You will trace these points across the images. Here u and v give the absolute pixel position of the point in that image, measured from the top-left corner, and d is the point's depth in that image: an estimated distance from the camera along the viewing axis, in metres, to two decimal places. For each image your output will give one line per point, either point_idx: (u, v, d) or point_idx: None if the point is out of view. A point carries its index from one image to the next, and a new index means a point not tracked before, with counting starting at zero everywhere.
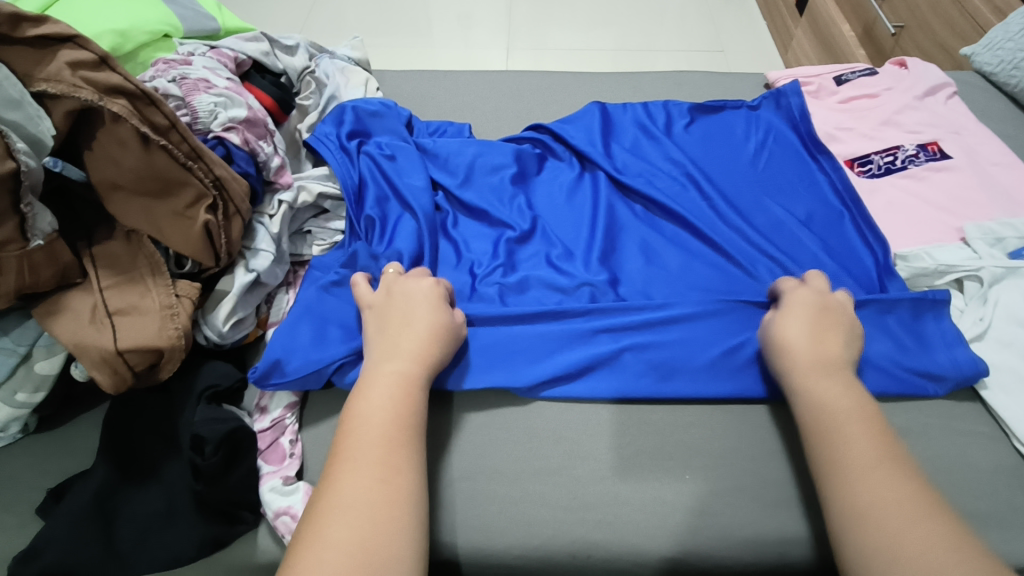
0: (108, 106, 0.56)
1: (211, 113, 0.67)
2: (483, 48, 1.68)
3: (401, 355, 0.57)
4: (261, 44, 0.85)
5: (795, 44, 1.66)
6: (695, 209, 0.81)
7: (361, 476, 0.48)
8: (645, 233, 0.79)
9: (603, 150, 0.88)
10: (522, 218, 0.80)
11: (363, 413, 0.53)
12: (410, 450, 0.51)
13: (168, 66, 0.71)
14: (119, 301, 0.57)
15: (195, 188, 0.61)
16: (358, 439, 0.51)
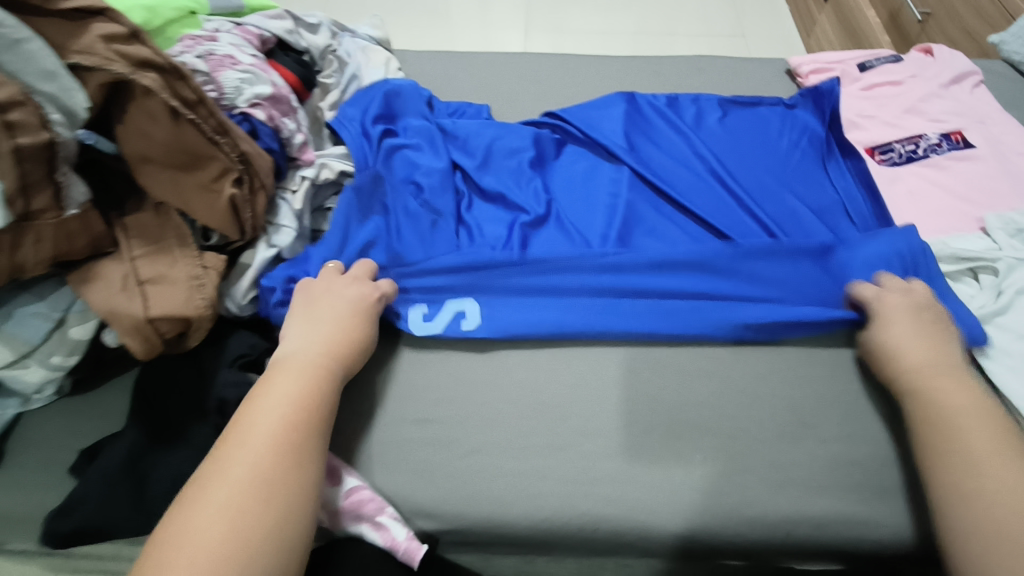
0: (139, 79, 0.57)
1: (238, 90, 0.69)
2: (501, 31, 1.67)
3: (316, 344, 0.60)
4: (285, 22, 0.85)
5: (819, 30, 1.64)
6: (714, 203, 0.81)
7: (237, 470, 0.50)
8: (660, 223, 0.80)
9: (627, 143, 0.87)
10: (538, 201, 0.80)
11: (254, 404, 0.55)
12: (304, 447, 0.53)
13: (194, 42, 0.72)
14: (149, 271, 0.59)
15: (222, 162, 0.63)
16: (243, 428, 0.53)
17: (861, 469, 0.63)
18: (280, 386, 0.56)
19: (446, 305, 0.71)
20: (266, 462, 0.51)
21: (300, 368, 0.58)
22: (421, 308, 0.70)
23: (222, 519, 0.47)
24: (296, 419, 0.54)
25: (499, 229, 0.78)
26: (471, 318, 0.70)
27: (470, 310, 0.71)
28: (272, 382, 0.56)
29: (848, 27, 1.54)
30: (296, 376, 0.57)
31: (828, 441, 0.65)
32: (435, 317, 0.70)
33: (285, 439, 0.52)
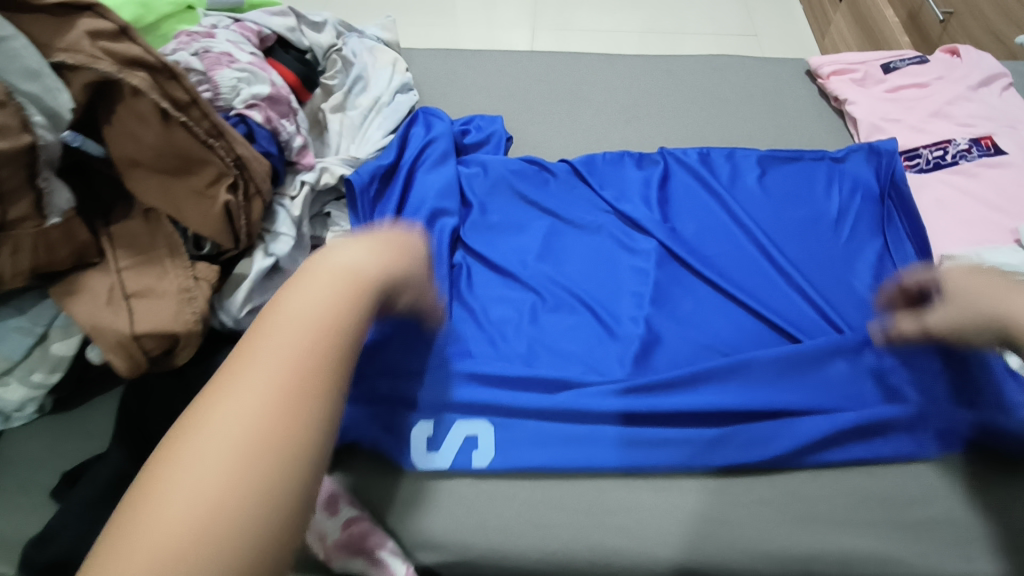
0: (128, 79, 0.53)
1: (234, 90, 0.65)
2: (507, 29, 1.63)
3: (353, 253, 0.45)
4: (288, 19, 0.82)
5: (834, 30, 1.60)
6: (750, 275, 0.75)
7: (248, 390, 0.36)
8: (687, 301, 0.74)
9: (657, 215, 0.82)
10: (550, 282, 0.75)
11: (273, 311, 0.40)
12: (337, 371, 0.39)
13: (190, 39, 0.69)
14: (136, 283, 0.55)
15: (216, 167, 0.59)
16: (255, 338, 0.38)
17: (889, 502, 0.60)
18: (309, 293, 0.41)
19: (453, 428, 0.62)
20: (280, 384, 0.36)
21: (333, 275, 0.42)
22: (424, 433, 0.62)
23: (222, 459, 0.33)
24: (327, 330, 0.39)
25: (510, 312, 0.73)
26: (483, 450, 0.62)
27: (482, 438, 0.62)
28: (296, 287, 0.42)
29: (866, 28, 1.50)
30: (333, 284, 0.42)
31: (853, 470, 0.61)
32: (440, 446, 0.61)
33: (313, 364, 0.38)
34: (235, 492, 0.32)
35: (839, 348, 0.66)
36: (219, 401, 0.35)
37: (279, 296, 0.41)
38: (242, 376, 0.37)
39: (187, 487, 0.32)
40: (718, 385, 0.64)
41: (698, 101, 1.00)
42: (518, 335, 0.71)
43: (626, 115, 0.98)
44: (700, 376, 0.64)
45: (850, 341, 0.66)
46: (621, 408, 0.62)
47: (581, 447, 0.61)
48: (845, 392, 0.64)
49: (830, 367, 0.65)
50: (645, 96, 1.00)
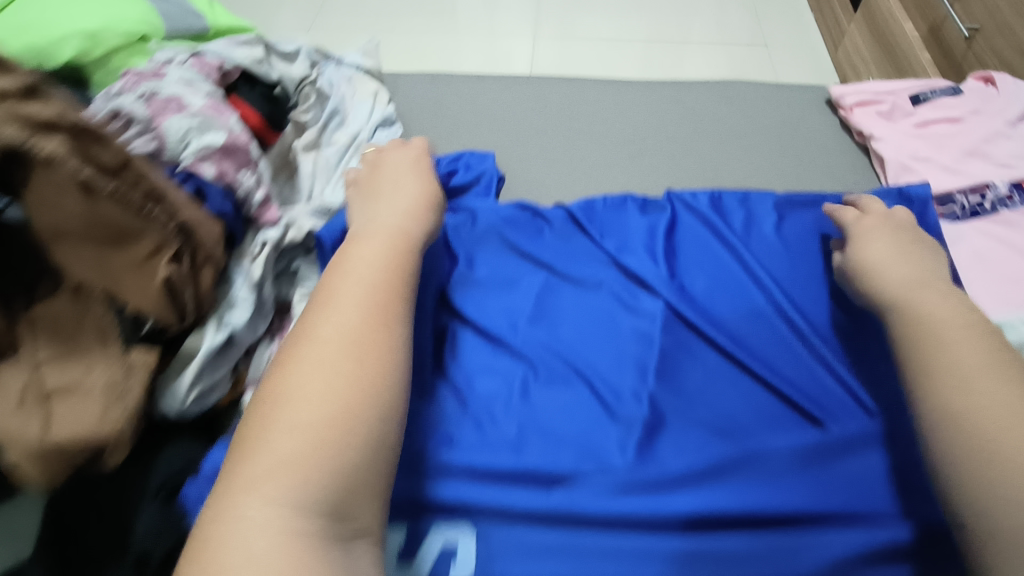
0: (41, 144, 0.45)
1: (181, 141, 0.59)
2: (507, 38, 1.53)
3: (396, 213, 0.58)
4: (255, 50, 0.75)
5: (848, 41, 1.49)
6: (769, 342, 0.67)
7: (337, 324, 0.46)
8: (696, 373, 0.65)
9: (663, 270, 0.73)
10: (542, 351, 0.67)
11: (341, 266, 0.51)
12: (403, 309, 0.49)
13: (138, 79, 0.63)
14: (57, 379, 0.47)
15: (154, 236, 0.52)
16: (331, 290, 0.48)
17: None
18: (369, 249, 0.52)
19: (433, 532, 0.55)
20: (358, 322, 0.46)
21: (388, 231, 0.55)
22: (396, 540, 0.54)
23: (330, 382, 0.43)
24: (393, 274, 0.51)
25: (499, 387, 0.65)
26: (464, 562, 0.53)
27: (464, 546, 0.54)
28: (359, 245, 0.53)
29: (884, 41, 1.39)
30: (387, 239, 0.54)
31: None
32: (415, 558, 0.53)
33: (377, 314, 0.47)
34: (354, 400, 0.42)
35: (862, 438, 0.59)
36: (317, 332, 0.45)
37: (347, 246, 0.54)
38: (333, 313, 0.47)
39: (303, 405, 0.41)
40: (732, 482, 0.56)
41: (708, 134, 0.91)
42: (508, 416, 0.63)
43: (629, 150, 0.89)
44: (712, 472, 0.57)
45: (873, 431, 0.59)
46: (621, 511, 0.55)
47: (578, 560, 0.53)
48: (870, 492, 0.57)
49: (856, 461, 0.58)
50: (649, 127, 0.92)
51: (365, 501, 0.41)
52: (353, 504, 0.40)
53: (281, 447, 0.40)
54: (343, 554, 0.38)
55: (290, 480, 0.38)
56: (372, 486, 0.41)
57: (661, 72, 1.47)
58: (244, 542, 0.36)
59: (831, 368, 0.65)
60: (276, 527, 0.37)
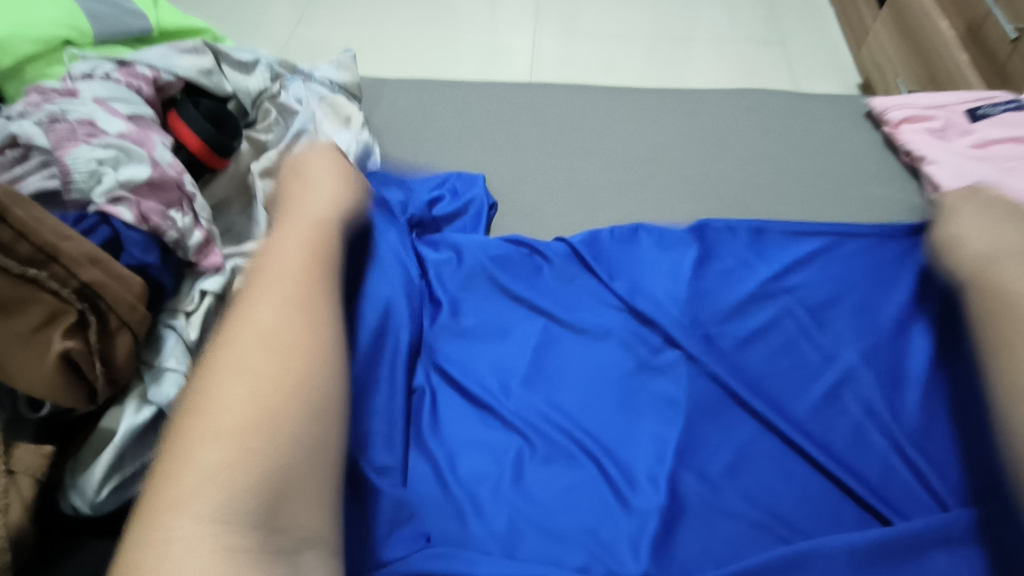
0: None
1: (92, 176, 0.50)
2: (507, 33, 1.41)
3: (319, 198, 0.54)
4: (201, 59, 0.65)
5: (872, 39, 1.32)
6: (815, 407, 0.56)
7: (263, 307, 0.40)
8: (731, 449, 0.54)
9: (689, 316, 0.62)
10: (545, 420, 0.56)
11: (263, 253, 0.46)
12: (329, 285, 0.44)
13: (44, 99, 0.55)
14: None
15: (48, 304, 0.43)
16: (255, 275, 0.43)
17: None
18: (291, 233, 0.48)
19: None
20: (284, 301, 0.41)
21: (309, 215, 0.51)
22: None
23: (261, 367, 0.37)
24: (318, 253, 0.46)
25: (487, 466, 0.53)
26: None
27: None
28: (280, 232, 0.48)
29: (909, 33, 1.21)
30: (308, 223, 0.50)
31: None
32: None
33: (303, 291, 0.42)
34: (293, 379, 0.37)
35: (942, 534, 0.46)
36: (241, 320, 0.39)
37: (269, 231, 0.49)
38: (258, 295, 0.41)
39: (225, 406, 0.35)
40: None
41: (730, 152, 0.80)
42: (493, 507, 0.51)
43: (641, 172, 0.78)
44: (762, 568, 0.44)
45: (955, 526, 0.46)
46: None
47: None
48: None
49: (944, 559, 0.45)
50: (660, 144, 0.81)
51: (310, 499, 0.34)
52: (299, 505, 0.34)
53: (203, 456, 0.33)
54: (290, 571, 0.31)
55: (219, 491, 0.31)
56: (318, 483, 0.35)
57: (668, 73, 1.34)
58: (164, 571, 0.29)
59: (898, 445, 0.53)
60: (206, 545, 0.30)
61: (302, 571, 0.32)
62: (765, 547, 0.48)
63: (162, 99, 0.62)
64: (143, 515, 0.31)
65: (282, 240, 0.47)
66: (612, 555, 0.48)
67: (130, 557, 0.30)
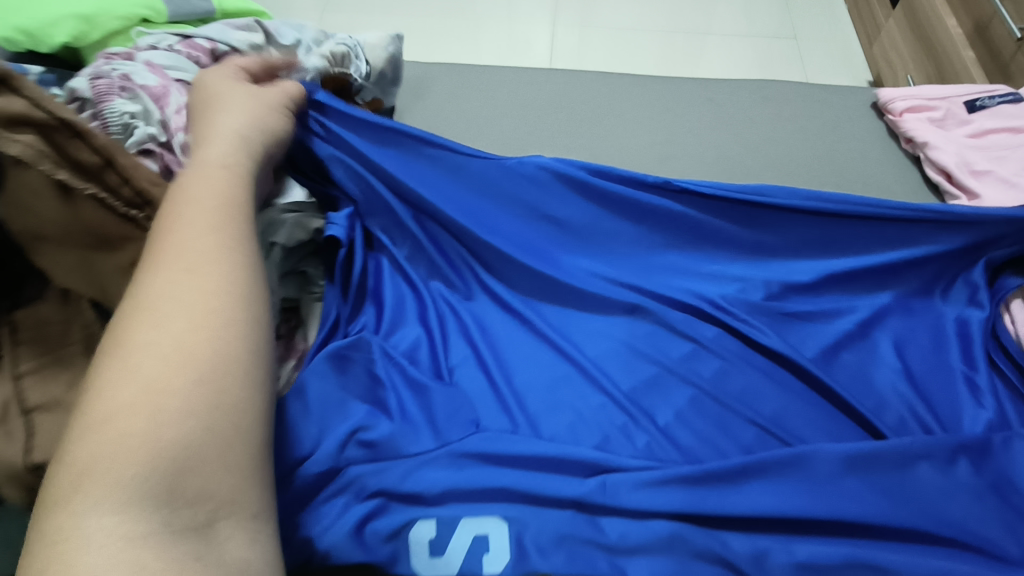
0: (6, 148, 0.43)
1: (125, 128, 0.57)
2: (526, 23, 1.47)
3: (224, 142, 0.52)
4: (253, 35, 0.72)
5: (884, 36, 1.37)
6: (813, 339, 0.65)
7: (167, 273, 0.40)
8: (746, 372, 0.61)
9: (709, 270, 0.70)
10: (585, 344, 0.65)
11: (166, 212, 0.45)
12: (230, 240, 0.44)
13: (106, 62, 0.62)
14: (40, 394, 0.43)
15: (145, 243, 0.49)
16: (161, 240, 0.43)
17: None
18: (196, 189, 0.47)
19: (460, 526, 0.52)
20: (191, 270, 0.41)
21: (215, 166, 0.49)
22: (427, 533, 0.51)
23: (169, 335, 0.37)
24: (220, 212, 0.46)
25: (537, 378, 0.62)
26: (496, 554, 0.51)
27: (495, 537, 0.51)
28: (181, 190, 0.47)
29: (919, 32, 1.26)
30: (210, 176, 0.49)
31: None
32: (445, 550, 0.51)
33: (208, 255, 0.42)
34: (205, 344, 0.38)
35: (928, 451, 0.55)
36: (147, 288, 0.40)
37: (176, 192, 0.46)
38: (162, 262, 0.41)
39: (126, 395, 0.35)
40: (771, 481, 0.54)
41: (742, 137, 0.85)
42: (542, 412, 0.59)
43: (659, 154, 0.84)
44: (752, 469, 0.54)
45: (940, 447, 0.55)
46: (652, 507, 0.53)
47: (610, 554, 0.51)
48: (934, 512, 0.53)
49: (907, 471, 0.55)
50: (676, 127, 0.87)
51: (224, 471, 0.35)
52: (208, 477, 0.34)
53: (107, 448, 0.33)
54: (206, 539, 0.32)
55: (121, 480, 0.32)
56: (229, 456, 0.35)
57: (682, 64, 1.40)
58: (78, 556, 0.30)
59: (882, 375, 0.62)
60: (116, 525, 0.31)
61: (217, 539, 0.33)
62: (770, 447, 0.57)
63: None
64: (48, 508, 0.31)
65: (189, 198, 0.46)
66: (636, 450, 0.57)
67: (41, 546, 0.30)
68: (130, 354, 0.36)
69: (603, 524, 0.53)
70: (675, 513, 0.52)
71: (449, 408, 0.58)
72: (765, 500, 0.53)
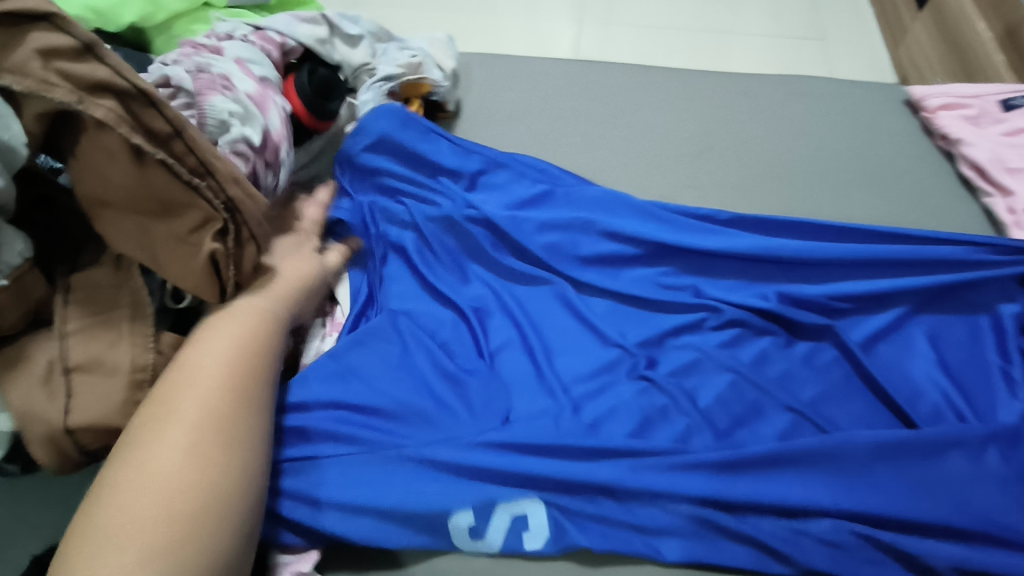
0: (89, 111, 0.44)
1: (222, 125, 0.59)
2: (547, 18, 1.47)
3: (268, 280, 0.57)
4: (318, 29, 0.76)
5: (909, 39, 1.36)
6: (856, 322, 0.65)
7: (184, 398, 0.47)
8: (792, 362, 0.62)
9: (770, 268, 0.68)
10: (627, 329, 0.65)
11: (202, 336, 0.51)
12: (254, 394, 0.50)
13: (194, 52, 0.65)
14: (81, 355, 0.48)
15: (201, 211, 0.50)
16: (187, 379, 0.48)
17: None
18: (234, 321, 0.53)
19: (500, 509, 0.53)
20: (177, 396, 0.47)
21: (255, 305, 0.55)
22: (466, 520, 0.53)
23: (178, 458, 0.44)
24: (248, 364, 0.51)
25: (578, 362, 0.63)
26: (536, 532, 0.53)
27: (534, 517, 0.54)
28: (222, 316, 0.53)
29: (949, 35, 1.25)
30: (251, 303, 0.55)
31: None
32: (485, 534, 0.53)
33: (223, 392, 0.48)
34: (202, 492, 0.44)
35: (959, 441, 0.56)
36: (160, 401, 0.47)
37: (217, 318, 0.53)
38: (180, 395, 0.47)
39: (157, 493, 0.43)
40: (804, 470, 0.54)
41: (772, 132, 0.86)
42: (583, 394, 0.60)
43: (690, 145, 0.85)
44: (790, 457, 0.55)
45: (971, 435, 0.56)
46: (687, 490, 0.53)
47: (643, 534, 0.53)
48: (961, 502, 0.53)
49: (940, 461, 0.55)
50: (706, 121, 0.87)
51: (220, 542, 0.43)
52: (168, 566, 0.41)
53: (130, 540, 0.41)
54: None
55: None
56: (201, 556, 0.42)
57: (703, 63, 1.41)
58: None
59: (918, 366, 0.62)
60: None
61: None
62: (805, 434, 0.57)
63: (284, 63, 0.74)
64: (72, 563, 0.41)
65: (228, 329, 0.52)
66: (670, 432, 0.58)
67: None
68: (115, 471, 0.44)
69: (637, 505, 0.54)
70: (709, 498, 0.53)
71: (488, 392, 0.60)
72: (800, 485, 0.54)
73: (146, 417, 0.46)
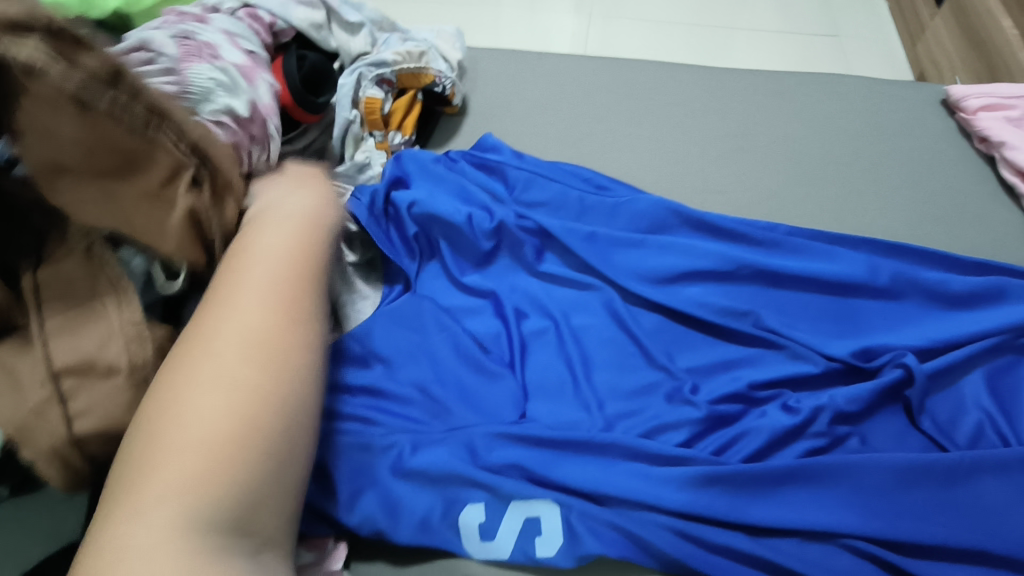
0: (20, 54, 0.42)
1: (205, 94, 0.57)
2: (548, 11, 1.43)
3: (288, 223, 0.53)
4: (315, 13, 0.72)
5: (928, 36, 1.31)
6: (911, 341, 0.59)
7: (223, 333, 0.43)
8: (830, 376, 0.58)
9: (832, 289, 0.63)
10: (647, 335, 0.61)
11: (233, 274, 0.48)
12: (304, 327, 0.46)
13: (179, 19, 0.62)
14: (68, 357, 0.43)
15: (168, 158, 0.50)
16: (225, 312, 0.45)
17: None
18: (267, 257, 0.49)
19: (511, 508, 0.50)
20: (222, 331, 0.44)
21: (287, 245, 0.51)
22: (474, 518, 0.50)
23: (226, 392, 0.40)
24: (293, 299, 0.47)
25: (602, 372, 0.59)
26: (547, 538, 0.49)
27: (545, 521, 0.50)
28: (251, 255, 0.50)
29: (968, 31, 1.20)
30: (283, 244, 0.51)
31: None
32: (495, 535, 0.50)
33: (273, 324, 0.45)
34: (260, 423, 0.40)
35: (989, 462, 0.51)
36: (199, 337, 0.43)
37: (247, 257, 0.49)
38: (220, 331, 0.44)
39: (206, 426, 0.39)
40: (824, 491, 0.50)
41: (789, 129, 0.82)
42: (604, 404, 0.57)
43: (703, 142, 0.80)
44: (814, 474, 0.50)
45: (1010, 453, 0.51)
46: (702, 506, 0.49)
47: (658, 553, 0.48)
48: (991, 528, 0.48)
49: (981, 483, 0.50)
50: (721, 118, 0.83)
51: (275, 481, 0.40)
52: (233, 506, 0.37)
53: (176, 479, 0.37)
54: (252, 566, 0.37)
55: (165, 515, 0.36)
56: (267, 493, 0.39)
57: (712, 59, 1.36)
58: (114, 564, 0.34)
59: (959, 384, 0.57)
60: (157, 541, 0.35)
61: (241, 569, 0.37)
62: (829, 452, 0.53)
63: (274, 44, 0.70)
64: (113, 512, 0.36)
65: (260, 265, 0.49)
66: (708, 442, 0.54)
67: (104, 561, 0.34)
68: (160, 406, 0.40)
69: (651, 520, 0.49)
70: (722, 516, 0.49)
71: (503, 399, 0.57)
72: (828, 502, 0.50)
73: (180, 353, 0.43)
